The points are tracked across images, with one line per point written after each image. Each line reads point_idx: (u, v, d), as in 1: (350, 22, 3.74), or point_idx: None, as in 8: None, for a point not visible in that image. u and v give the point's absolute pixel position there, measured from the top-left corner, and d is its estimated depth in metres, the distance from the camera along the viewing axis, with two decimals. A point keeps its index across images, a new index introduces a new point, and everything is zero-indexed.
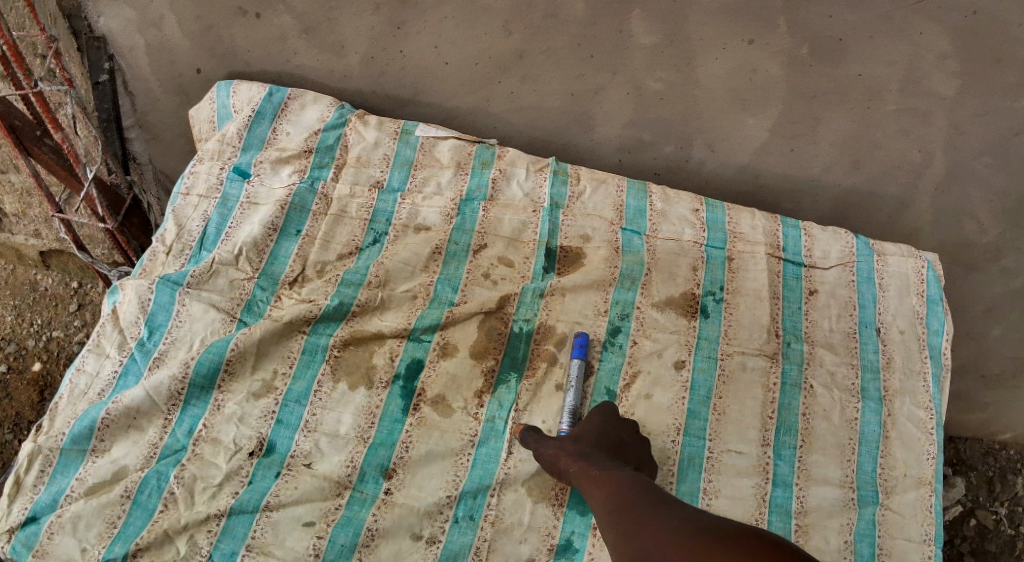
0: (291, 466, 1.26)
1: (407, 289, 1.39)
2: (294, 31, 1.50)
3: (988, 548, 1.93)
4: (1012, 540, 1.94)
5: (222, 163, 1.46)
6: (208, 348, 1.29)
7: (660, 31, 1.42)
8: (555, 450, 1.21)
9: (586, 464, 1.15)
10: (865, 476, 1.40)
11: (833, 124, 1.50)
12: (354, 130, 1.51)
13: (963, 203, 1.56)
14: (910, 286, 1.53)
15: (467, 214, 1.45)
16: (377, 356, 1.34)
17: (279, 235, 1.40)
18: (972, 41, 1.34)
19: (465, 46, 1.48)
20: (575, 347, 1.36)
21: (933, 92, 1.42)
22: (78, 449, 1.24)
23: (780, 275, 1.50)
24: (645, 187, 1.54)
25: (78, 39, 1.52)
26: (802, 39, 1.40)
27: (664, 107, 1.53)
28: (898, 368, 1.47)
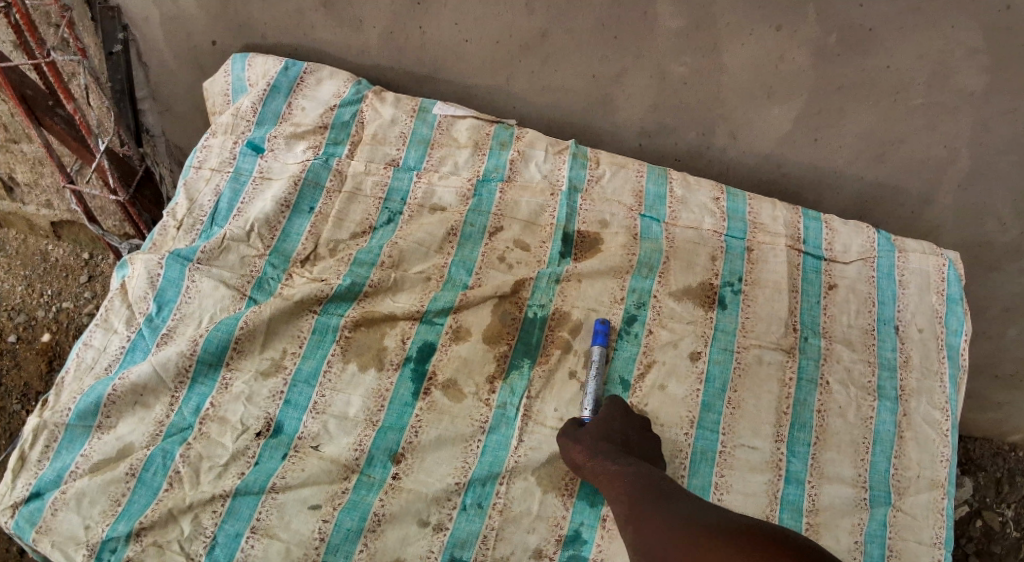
0: (298, 448, 1.24)
1: (420, 270, 1.37)
2: (312, 5, 1.47)
3: (993, 549, 1.91)
4: (1018, 543, 1.91)
5: (236, 137, 1.44)
6: (217, 325, 1.28)
7: (687, 15, 1.37)
8: (571, 440, 1.22)
9: (599, 458, 1.17)
10: (878, 476, 1.38)
11: (859, 116, 1.47)
12: (370, 107, 1.48)
13: (989, 201, 1.53)
14: (931, 284, 1.50)
15: (483, 196, 1.43)
16: (388, 338, 1.31)
17: (292, 212, 1.38)
18: (1003, 38, 1.29)
19: (486, 24, 1.45)
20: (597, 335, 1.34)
21: (961, 88, 1.38)
22: (84, 425, 1.22)
23: (799, 268, 1.47)
24: (665, 173, 1.52)
25: (92, 9, 1.48)
26: (831, 29, 1.35)
27: (687, 92, 1.49)
28: (916, 368, 1.45)
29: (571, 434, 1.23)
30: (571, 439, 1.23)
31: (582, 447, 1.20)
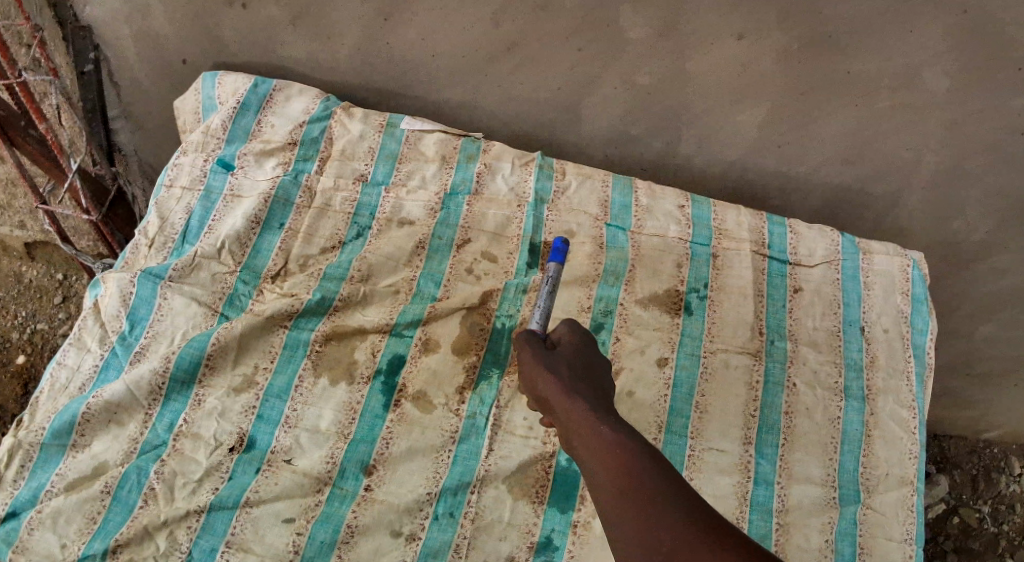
0: (272, 462, 1.25)
1: (389, 283, 1.39)
2: (282, 22, 1.48)
3: (972, 546, 1.94)
4: (995, 539, 1.95)
5: (206, 155, 1.45)
6: (189, 342, 1.29)
7: (652, 25, 1.39)
8: (538, 359, 1.04)
9: (571, 383, 1.00)
10: (847, 475, 1.41)
11: (822, 122, 1.49)
12: (339, 123, 1.50)
13: (954, 201, 1.56)
14: (895, 285, 1.53)
15: (451, 208, 1.45)
16: (359, 351, 1.33)
17: (263, 228, 1.40)
18: (966, 39, 1.33)
19: (453, 38, 1.46)
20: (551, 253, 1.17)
21: (927, 89, 1.41)
22: (59, 444, 1.23)
23: (764, 273, 1.50)
24: (631, 182, 1.54)
25: (64, 29, 1.50)
26: (796, 35, 1.37)
27: (654, 102, 1.51)
28: (882, 368, 1.48)
29: (540, 357, 1.03)
30: (542, 371, 1.02)
31: (552, 372, 1.02)
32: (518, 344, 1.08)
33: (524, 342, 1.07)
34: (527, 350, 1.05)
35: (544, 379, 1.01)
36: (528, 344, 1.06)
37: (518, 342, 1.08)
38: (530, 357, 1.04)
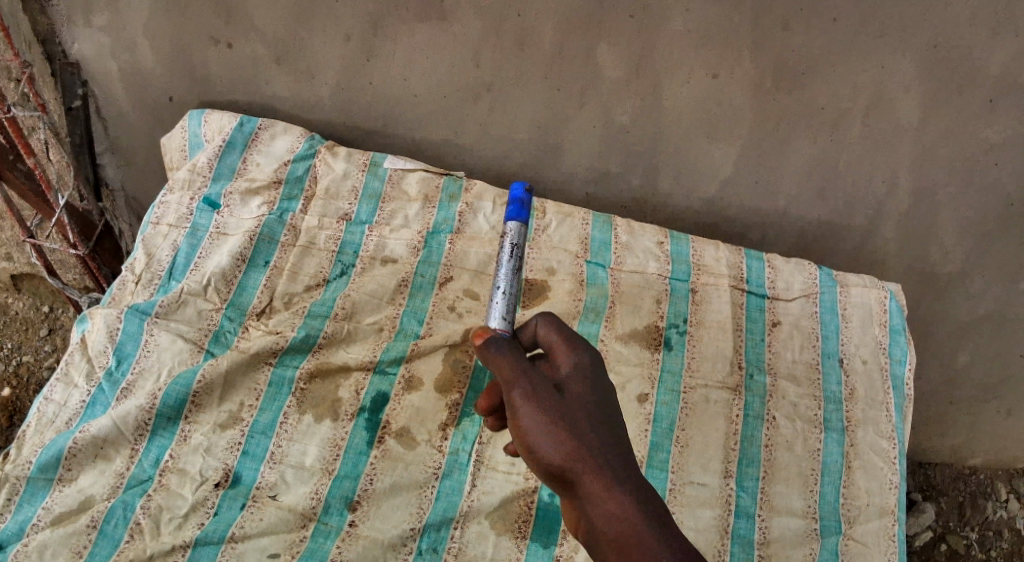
0: (257, 498, 1.26)
1: (373, 321, 1.41)
2: (266, 60, 1.51)
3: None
4: None
5: (193, 193, 1.47)
6: (175, 379, 1.30)
7: (627, 63, 1.43)
8: (526, 397, 0.89)
9: (573, 424, 0.88)
10: (828, 506, 1.42)
11: (796, 155, 1.52)
12: (323, 162, 1.52)
13: (929, 231, 1.59)
14: (874, 316, 1.56)
15: (433, 247, 1.47)
16: (343, 389, 1.35)
17: (248, 266, 1.42)
18: (935, 68, 1.36)
19: (434, 77, 1.50)
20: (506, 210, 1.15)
21: (897, 119, 1.44)
22: (45, 478, 1.23)
23: (743, 307, 1.54)
24: (611, 220, 1.58)
25: (52, 65, 1.52)
26: (766, 71, 1.41)
27: (631, 139, 1.55)
28: (861, 399, 1.50)
29: (529, 394, 0.89)
30: (531, 414, 0.89)
31: (547, 413, 0.89)
32: (494, 373, 0.92)
33: (505, 372, 0.92)
34: (509, 382, 0.91)
35: (533, 421, 0.89)
36: (509, 373, 0.91)
37: (494, 370, 0.93)
38: (516, 396, 0.90)
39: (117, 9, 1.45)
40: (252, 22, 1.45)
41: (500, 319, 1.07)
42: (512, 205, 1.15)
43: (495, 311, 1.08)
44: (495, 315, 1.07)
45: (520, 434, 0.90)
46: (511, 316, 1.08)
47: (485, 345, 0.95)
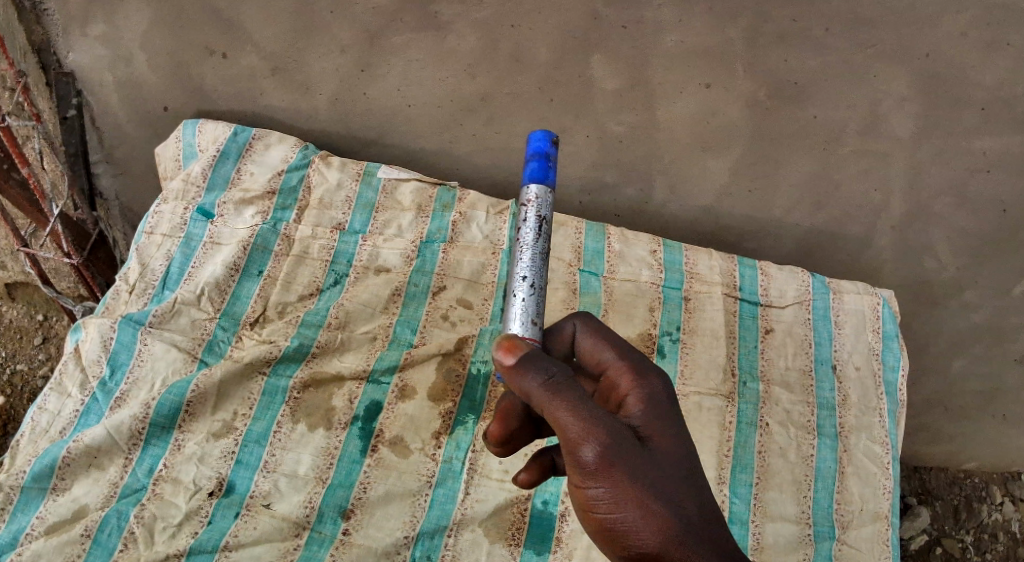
0: (251, 507, 1.26)
1: (366, 330, 1.42)
2: (261, 71, 1.52)
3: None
4: None
5: (186, 203, 1.48)
6: (169, 388, 1.30)
7: (623, 75, 1.45)
8: (606, 450, 0.87)
9: (657, 475, 0.89)
10: (821, 512, 1.43)
11: (791, 166, 1.53)
12: (316, 172, 1.53)
13: (924, 240, 1.59)
14: (866, 323, 1.56)
15: (426, 256, 1.48)
16: (336, 398, 1.35)
17: (242, 275, 1.42)
18: (931, 85, 1.41)
19: (429, 89, 1.51)
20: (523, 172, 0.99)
21: (891, 134, 1.47)
22: (39, 487, 1.23)
23: (736, 315, 1.55)
24: (604, 229, 1.59)
25: (47, 74, 1.53)
26: (761, 83, 1.44)
27: (626, 151, 1.55)
28: (854, 406, 1.51)
29: (607, 447, 0.87)
30: (618, 469, 0.87)
31: (636, 468, 0.88)
32: (563, 416, 0.87)
33: (579, 416, 0.87)
34: (586, 431, 0.87)
35: (618, 478, 0.87)
36: (583, 420, 0.87)
37: (559, 414, 0.87)
38: (595, 449, 0.87)
39: (114, 22, 1.47)
40: (248, 35, 1.47)
41: (528, 320, 0.95)
42: (534, 165, 0.98)
43: (519, 311, 0.96)
44: (522, 317, 0.95)
45: (601, 484, 0.88)
46: (539, 319, 0.97)
47: (532, 371, 0.89)
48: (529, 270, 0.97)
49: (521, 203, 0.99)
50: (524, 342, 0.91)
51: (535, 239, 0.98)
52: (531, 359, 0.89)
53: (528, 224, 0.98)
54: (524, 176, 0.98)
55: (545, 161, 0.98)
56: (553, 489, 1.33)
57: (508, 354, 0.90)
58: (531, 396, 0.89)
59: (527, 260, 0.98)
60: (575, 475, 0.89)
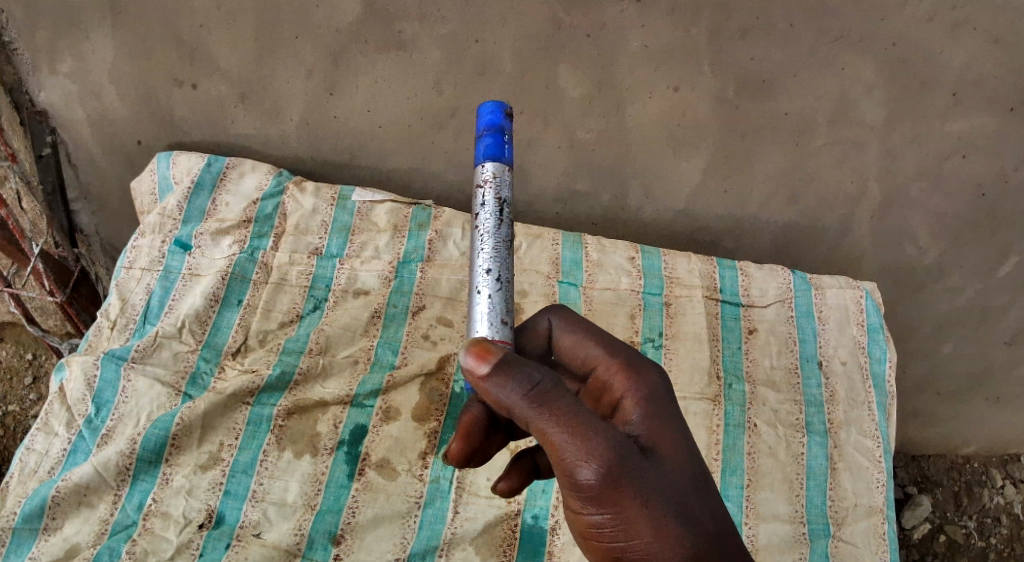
0: (241, 538, 1.26)
1: (348, 354, 1.42)
2: (231, 99, 1.53)
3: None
4: (984, 552, 1.93)
5: (164, 236, 1.49)
6: (154, 423, 1.30)
7: (589, 82, 1.45)
8: (607, 467, 0.85)
9: (664, 488, 0.88)
10: (815, 510, 1.43)
11: (762, 164, 1.53)
12: (292, 198, 1.54)
13: (902, 229, 1.60)
14: (850, 317, 1.56)
15: (405, 276, 1.49)
16: (321, 423, 1.35)
17: (221, 306, 1.43)
18: (897, 69, 1.38)
19: (397, 108, 1.52)
20: (478, 149, 0.96)
21: (861, 122, 1.46)
22: (30, 528, 1.23)
23: (717, 317, 1.55)
24: (580, 238, 1.60)
25: (20, 113, 1.54)
26: (728, 80, 1.43)
27: (597, 155, 1.57)
28: (843, 400, 1.51)
29: (607, 463, 0.85)
30: (622, 488, 0.86)
31: (642, 486, 0.86)
32: (558, 430, 0.85)
33: (574, 428, 0.85)
34: (584, 445, 0.85)
35: (624, 497, 0.86)
36: (579, 433, 0.85)
37: (554, 429, 0.85)
38: (595, 467, 0.85)
39: (81, 57, 1.47)
40: (213, 62, 1.46)
41: (496, 319, 0.94)
42: (487, 141, 0.95)
43: (486, 310, 0.94)
44: (490, 317, 0.94)
45: (605, 504, 0.86)
46: (509, 317, 0.95)
47: (514, 383, 0.86)
48: (492, 263, 0.95)
49: (478, 184, 0.96)
50: (497, 346, 0.88)
51: (495, 226, 0.96)
52: (513, 368, 0.86)
53: (486, 208, 0.95)
54: (479, 155, 0.96)
55: (499, 136, 0.96)
56: (542, 502, 1.34)
57: (483, 362, 0.86)
58: (519, 410, 0.86)
59: (488, 251, 0.95)
60: (575, 495, 0.87)
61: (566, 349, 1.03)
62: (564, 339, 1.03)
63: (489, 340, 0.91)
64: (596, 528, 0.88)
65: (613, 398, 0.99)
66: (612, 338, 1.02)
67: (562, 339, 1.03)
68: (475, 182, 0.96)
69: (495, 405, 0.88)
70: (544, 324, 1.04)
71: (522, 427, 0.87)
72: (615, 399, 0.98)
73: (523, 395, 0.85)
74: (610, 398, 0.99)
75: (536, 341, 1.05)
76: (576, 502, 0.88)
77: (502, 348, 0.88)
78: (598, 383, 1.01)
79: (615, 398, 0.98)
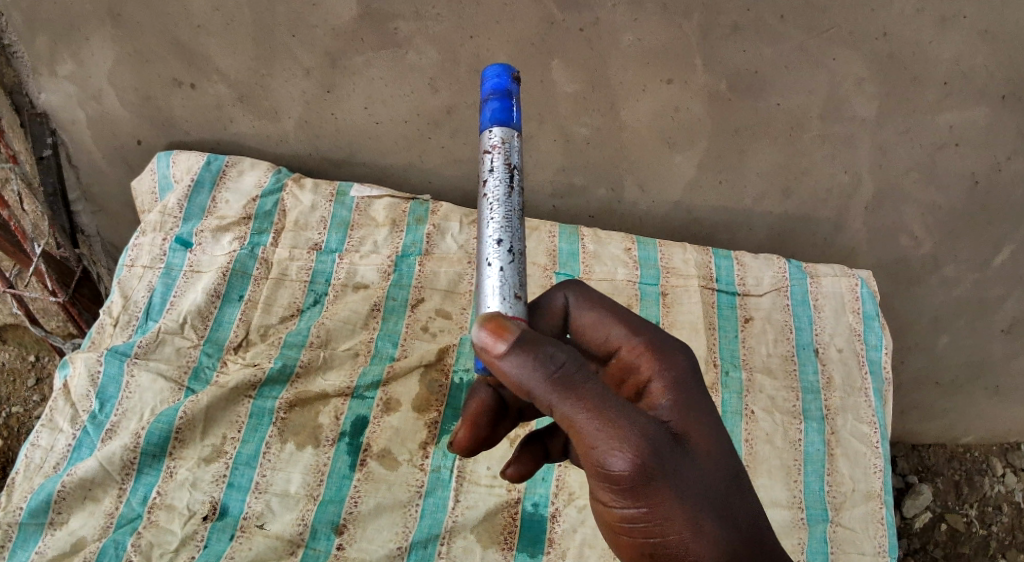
0: (245, 529, 1.27)
1: (348, 346, 1.44)
2: (229, 99, 1.55)
3: (962, 551, 1.92)
4: (985, 540, 1.94)
5: (165, 234, 1.51)
6: (158, 417, 1.32)
7: (582, 78, 1.47)
8: (639, 456, 0.85)
9: (699, 481, 0.89)
10: (813, 495, 1.44)
11: (756, 157, 1.55)
12: (291, 195, 1.56)
13: (896, 219, 1.61)
14: (846, 304, 1.58)
15: (403, 270, 1.51)
16: (322, 415, 1.37)
17: (223, 301, 1.45)
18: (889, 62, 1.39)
19: (394, 107, 1.54)
20: (484, 114, 0.96)
21: (854, 115, 1.47)
22: (36, 522, 1.24)
23: (714, 306, 1.57)
24: (577, 230, 1.62)
25: (21, 115, 1.56)
26: (719, 76, 1.44)
27: (592, 151, 1.59)
28: (839, 387, 1.52)
29: (641, 454, 0.85)
30: (657, 481, 0.86)
31: (677, 479, 0.88)
32: (586, 416, 0.85)
33: (604, 415, 0.85)
34: (614, 432, 0.85)
35: (657, 489, 0.87)
36: (608, 420, 0.85)
37: (581, 414, 0.85)
38: (628, 456, 0.85)
39: (81, 61, 1.49)
40: (212, 64, 1.49)
41: (508, 293, 0.92)
42: (494, 105, 0.95)
43: (497, 284, 0.92)
44: (501, 289, 0.92)
45: (639, 497, 0.87)
46: (521, 291, 0.93)
47: (538, 366, 0.85)
48: (502, 232, 0.94)
49: (484, 151, 0.96)
50: (513, 323, 0.86)
51: (506, 192, 0.95)
52: (534, 348, 0.85)
53: (495, 174, 0.95)
54: (486, 119, 0.95)
55: (506, 100, 0.96)
56: (541, 490, 1.36)
57: (500, 340, 0.85)
58: (543, 395, 0.85)
59: (498, 220, 0.94)
60: (607, 487, 0.87)
61: (585, 328, 1.03)
62: (582, 318, 1.03)
63: (503, 315, 0.89)
64: (626, 521, 0.89)
65: (639, 381, 0.99)
66: (633, 318, 1.03)
67: (580, 317, 1.03)
68: (482, 148, 0.96)
69: (516, 389, 0.87)
70: (560, 301, 1.04)
71: (544, 412, 0.86)
72: (642, 382, 0.99)
73: (547, 377, 0.84)
74: (636, 381, 1.00)
75: (552, 319, 1.04)
76: (606, 494, 0.88)
77: (518, 325, 0.87)
78: (622, 365, 1.01)
79: (641, 381, 0.99)
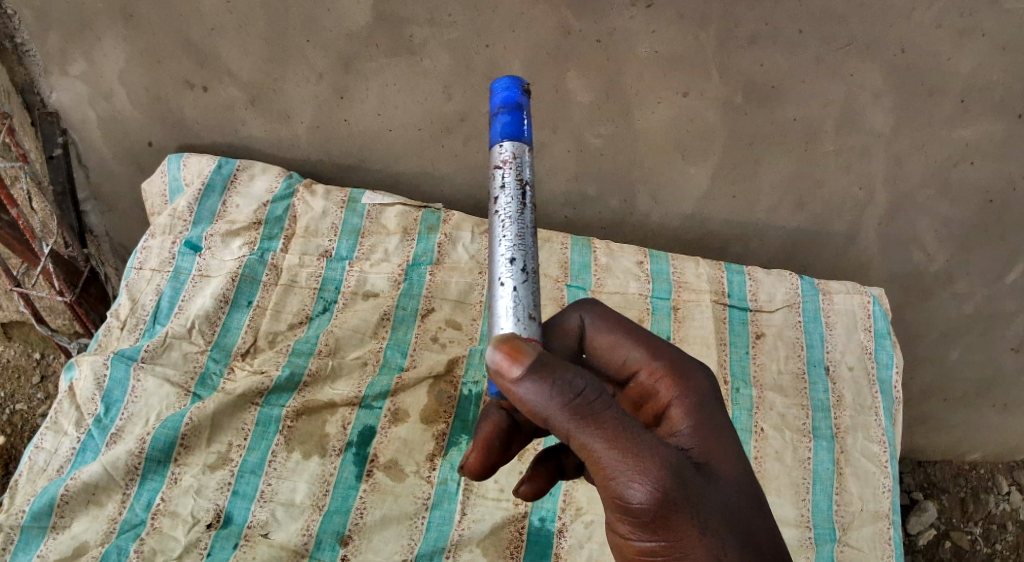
0: (249, 537, 1.26)
1: (356, 355, 1.43)
2: (241, 102, 1.54)
3: None
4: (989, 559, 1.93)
5: (174, 237, 1.50)
6: (163, 423, 1.30)
7: (598, 88, 1.46)
8: (660, 488, 0.84)
9: (723, 511, 0.87)
10: (821, 514, 1.43)
11: (770, 169, 1.54)
12: (301, 200, 1.55)
13: (911, 234, 1.60)
14: (858, 321, 1.56)
15: (414, 279, 1.51)
16: (330, 425, 1.36)
17: (231, 307, 1.44)
18: (907, 76, 1.37)
19: (406, 112, 1.53)
20: (495, 128, 0.95)
21: (870, 129, 1.45)
22: (39, 525, 1.23)
23: (725, 321, 1.56)
24: (589, 242, 1.61)
25: (32, 114, 1.56)
26: (736, 87, 1.43)
27: (606, 161, 1.58)
28: (849, 405, 1.51)
29: (663, 484, 0.84)
30: (679, 513, 0.84)
31: (700, 511, 0.85)
32: (605, 445, 0.84)
33: (623, 444, 0.84)
34: (634, 463, 0.83)
35: (680, 522, 0.84)
36: (629, 450, 0.84)
37: (600, 444, 0.84)
38: (648, 487, 0.83)
39: (94, 60, 1.48)
40: (226, 66, 1.47)
41: (522, 314, 0.91)
42: (505, 119, 0.94)
43: (511, 305, 0.91)
44: (514, 311, 0.91)
45: (658, 530, 0.85)
46: (536, 311, 0.92)
47: (555, 392, 0.83)
48: (515, 251, 0.93)
49: (495, 166, 0.95)
50: (528, 346, 0.85)
51: (517, 210, 0.94)
52: (551, 374, 0.84)
53: (506, 190, 0.93)
54: (497, 133, 0.94)
55: (517, 113, 0.95)
56: (549, 505, 1.35)
57: (515, 363, 0.84)
58: (560, 422, 0.84)
59: (510, 238, 0.93)
60: (624, 519, 0.86)
61: (601, 349, 1.03)
62: (599, 339, 1.03)
63: (519, 336, 0.88)
64: (645, 554, 0.87)
65: (658, 406, 0.99)
66: (652, 339, 1.03)
67: (595, 338, 1.03)
68: (492, 163, 0.95)
69: (531, 415, 0.86)
70: (574, 321, 1.04)
71: (561, 440, 0.85)
72: (661, 406, 0.99)
73: (565, 405, 0.83)
74: (655, 405, 1.00)
75: (566, 339, 1.04)
76: (625, 526, 0.86)
77: (534, 348, 0.86)
78: (642, 388, 1.01)
79: (660, 405, 0.99)
